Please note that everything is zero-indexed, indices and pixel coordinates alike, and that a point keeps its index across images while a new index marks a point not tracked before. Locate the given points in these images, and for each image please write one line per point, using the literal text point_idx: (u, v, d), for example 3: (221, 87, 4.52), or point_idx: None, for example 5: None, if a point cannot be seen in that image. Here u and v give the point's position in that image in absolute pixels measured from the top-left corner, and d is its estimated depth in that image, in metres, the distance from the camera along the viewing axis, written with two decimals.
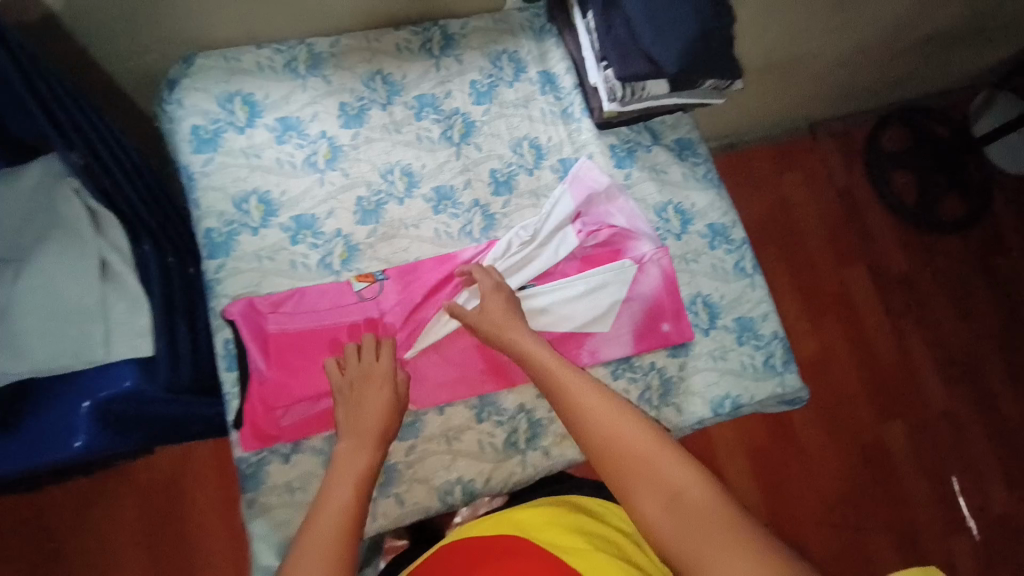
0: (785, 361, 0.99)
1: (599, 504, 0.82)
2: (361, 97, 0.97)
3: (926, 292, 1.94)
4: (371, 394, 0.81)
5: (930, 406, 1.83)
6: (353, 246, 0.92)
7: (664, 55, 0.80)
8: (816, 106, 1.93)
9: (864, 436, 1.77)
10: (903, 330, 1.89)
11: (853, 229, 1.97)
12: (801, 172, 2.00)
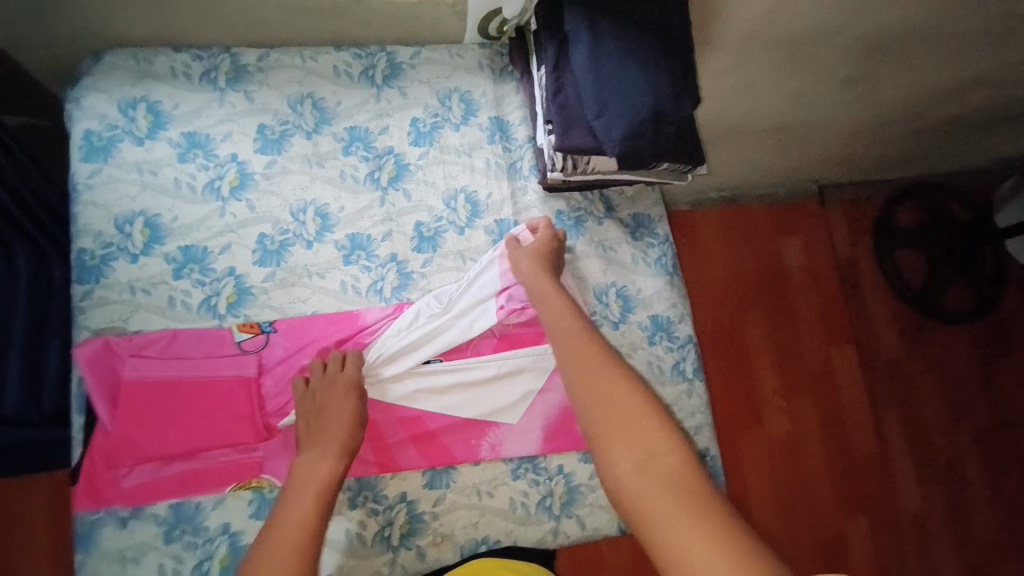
0: (710, 483, 0.90)
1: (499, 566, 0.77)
2: (285, 121, 0.87)
3: (914, 382, 1.55)
4: (336, 402, 0.74)
5: (901, 509, 1.44)
6: (245, 288, 0.81)
7: (610, 134, 0.72)
8: (831, 167, 1.47)
9: (827, 530, 1.36)
10: (880, 415, 1.50)
11: (847, 307, 1.54)
12: (801, 236, 1.53)
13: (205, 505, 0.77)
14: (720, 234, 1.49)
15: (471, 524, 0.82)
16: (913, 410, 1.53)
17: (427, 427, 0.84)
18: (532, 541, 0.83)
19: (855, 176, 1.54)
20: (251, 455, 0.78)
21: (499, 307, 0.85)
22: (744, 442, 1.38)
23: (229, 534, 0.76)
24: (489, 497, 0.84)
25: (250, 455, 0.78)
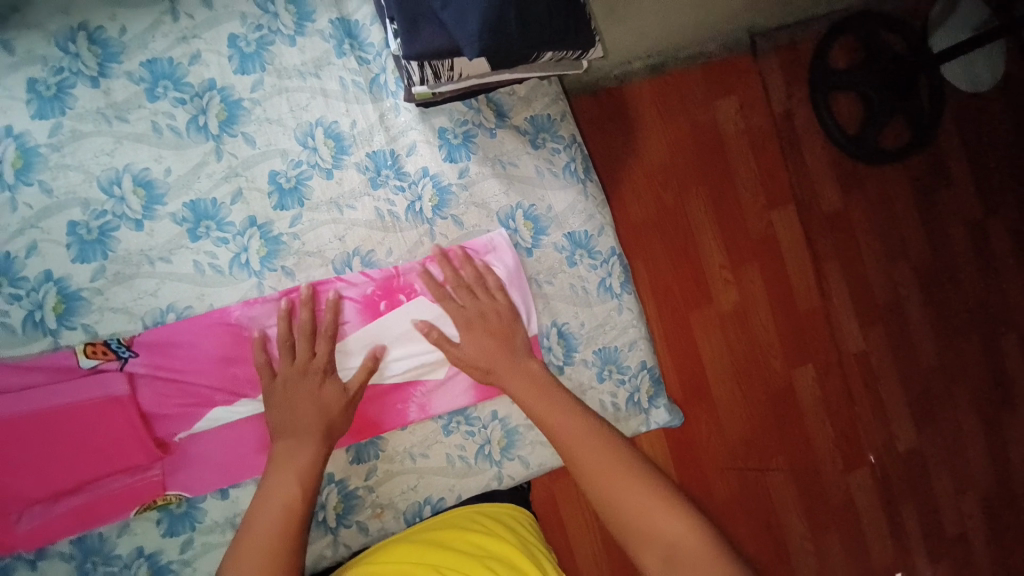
0: (652, 395, 0.85)
1: (484, 517, 0.70)
2: (59, 69, 0.67)
3: (857, 229, 1.51)
4: (309, 402, 0.67)
5: (845, 348, 1.48)
6: (72, 294, 0.67)
7: (462, 26, 0.57)
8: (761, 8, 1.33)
9: (774, 384, 1.41)
10: (828, 271, 1.48)
11: (789, 160, 1.46)
12: (738, 98, 1.42)
13: (109, 534, 0.68)
14: (657, 112, 1.36)
15: (410, 488, 0.78)
16: (855, 255, 1.51)
17: None
18: (475, 491, 0.80)
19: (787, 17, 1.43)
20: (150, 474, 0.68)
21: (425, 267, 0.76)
22: (694, 321, 1.37)
23: (146, 557, 0.68)
24: (422, 459, 0.78)
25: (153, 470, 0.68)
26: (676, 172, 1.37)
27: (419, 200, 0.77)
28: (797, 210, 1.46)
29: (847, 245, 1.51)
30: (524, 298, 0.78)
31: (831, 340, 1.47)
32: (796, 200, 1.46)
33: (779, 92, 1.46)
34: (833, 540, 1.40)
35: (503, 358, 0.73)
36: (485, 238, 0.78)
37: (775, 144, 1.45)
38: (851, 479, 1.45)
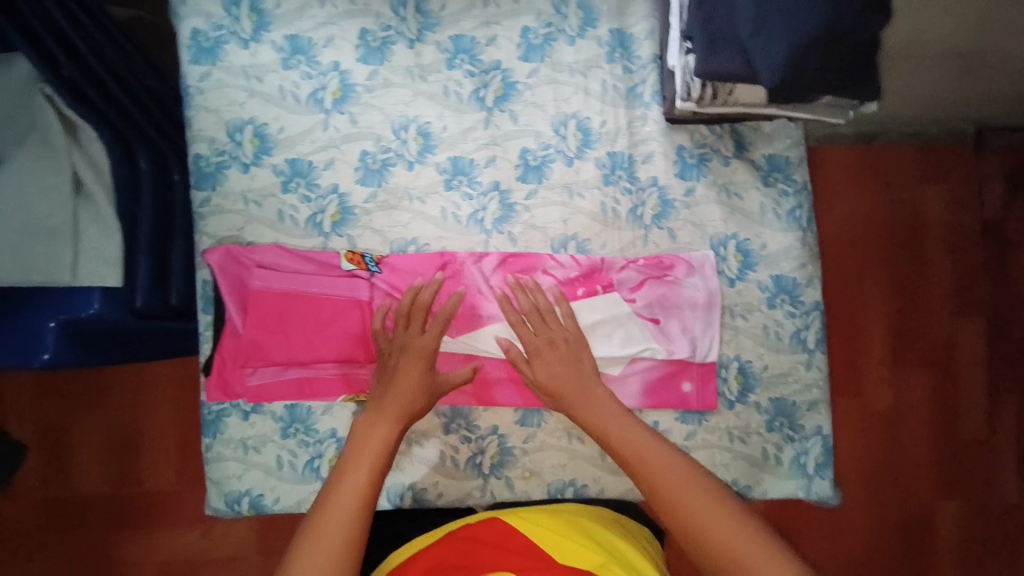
0: (820, 465, 0.81)
1: (618, 526, 0.75)
2: (387, 27, 0.80)
3: None
4: (402, 379, 0.72)
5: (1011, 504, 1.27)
6: (348, 208, 0.81)
7: (766, 60, 0.60)
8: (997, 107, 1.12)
9: (909, 512, 1.26)
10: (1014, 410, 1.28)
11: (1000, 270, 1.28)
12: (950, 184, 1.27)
13: (316, 410, 0.81)
14: (851, 182, 1.29)
15: (560, 465, 0.82)
16: None
17: None
18: (618, 491, 0.82)
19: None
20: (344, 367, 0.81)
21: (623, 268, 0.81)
22: (841, 405, 1.28)
23: (336, 439, 0.81)
24: (579, 443, 0.82)
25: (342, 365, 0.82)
26: (861, 245, 1.29)
27: (642, 206, 0.81)
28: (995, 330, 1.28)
29: None
30: (712, 326, 0.80)
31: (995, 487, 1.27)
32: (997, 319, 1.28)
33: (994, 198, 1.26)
34: None
35: (574, 386, 0.73)
36: (692, 255, 0.80)
37: (985, 250, 1.28)
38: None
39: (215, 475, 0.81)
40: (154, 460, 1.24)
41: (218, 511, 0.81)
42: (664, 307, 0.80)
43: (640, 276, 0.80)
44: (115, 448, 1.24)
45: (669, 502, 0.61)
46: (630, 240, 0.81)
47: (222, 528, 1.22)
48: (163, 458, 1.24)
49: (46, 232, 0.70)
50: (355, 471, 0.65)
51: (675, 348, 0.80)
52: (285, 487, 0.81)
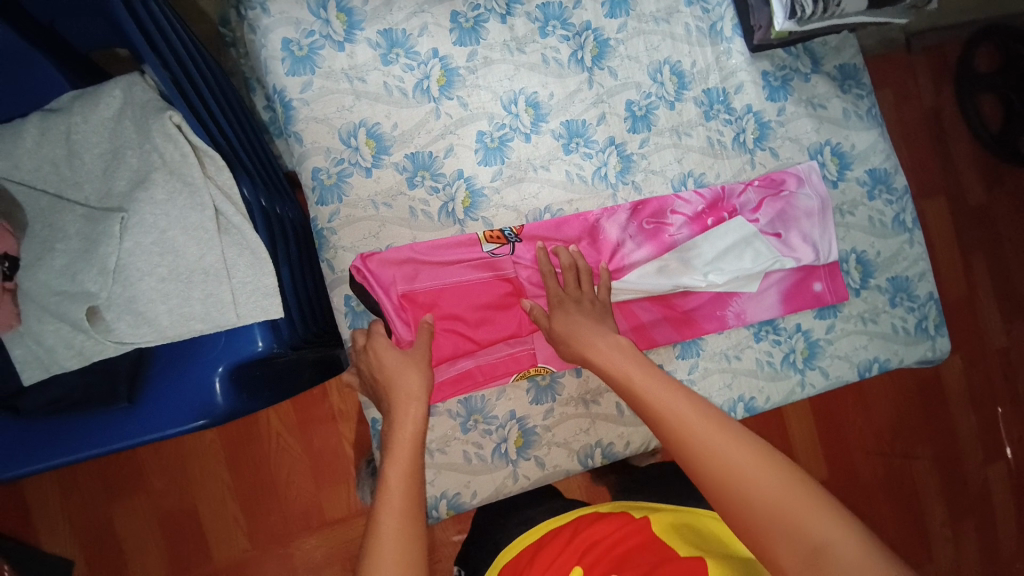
0: (938, 324, 0.90)
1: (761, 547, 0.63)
2: (477, 6, 0.81)
3: (1004, 225, 1.64)
4: (397, 366, 0.68)
5: (988, 339, 1.60)
6: (476, 191, 0.80)
7: None
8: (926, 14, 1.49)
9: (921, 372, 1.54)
10: (972, 263, 1.62)
11: (938, 154, 1.63)
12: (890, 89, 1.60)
13: (490, 397, 0.80)
14: None
15: (726, 385, 0.84)
16: (1003, 253, 1.63)
17: (681, 308, 0.84)
18: (782, 396, 0.85)
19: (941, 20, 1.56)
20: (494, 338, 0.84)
21: (739, 194, 0.86)
22: None
23: (517, 419, 0.80)
24: (738, 360, 0.85)
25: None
26: None
27: (743, 133, 0.87)
28: (949, 204, 1.62)
29: (996, 239, 1.64)
30: (828, 228, 0.87)
31: (973, 328, 1.60)
32: (947, 194, 1.62)
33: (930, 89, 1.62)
34: (970, 528, 1.52)
35: (590, 334, 0.70)
36: (795, 168, 0.87)
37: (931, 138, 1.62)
38: (986, 463, 1.56)
39: None
40: (219, 528, 1.16)
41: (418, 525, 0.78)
42: (784, 220, 0.86)
43: (758, 196, 0.86)
44: (171, 530, 1.15)
45: (683, 441, 0.57)
46: (743, 168, 0.87)
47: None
48: (230, 526, 1.16)
49: (202, 274, 0.64)
50: (401, 442, 0.61)
51: (801, 255, 0.86)
52: (480, 479, 0.78)
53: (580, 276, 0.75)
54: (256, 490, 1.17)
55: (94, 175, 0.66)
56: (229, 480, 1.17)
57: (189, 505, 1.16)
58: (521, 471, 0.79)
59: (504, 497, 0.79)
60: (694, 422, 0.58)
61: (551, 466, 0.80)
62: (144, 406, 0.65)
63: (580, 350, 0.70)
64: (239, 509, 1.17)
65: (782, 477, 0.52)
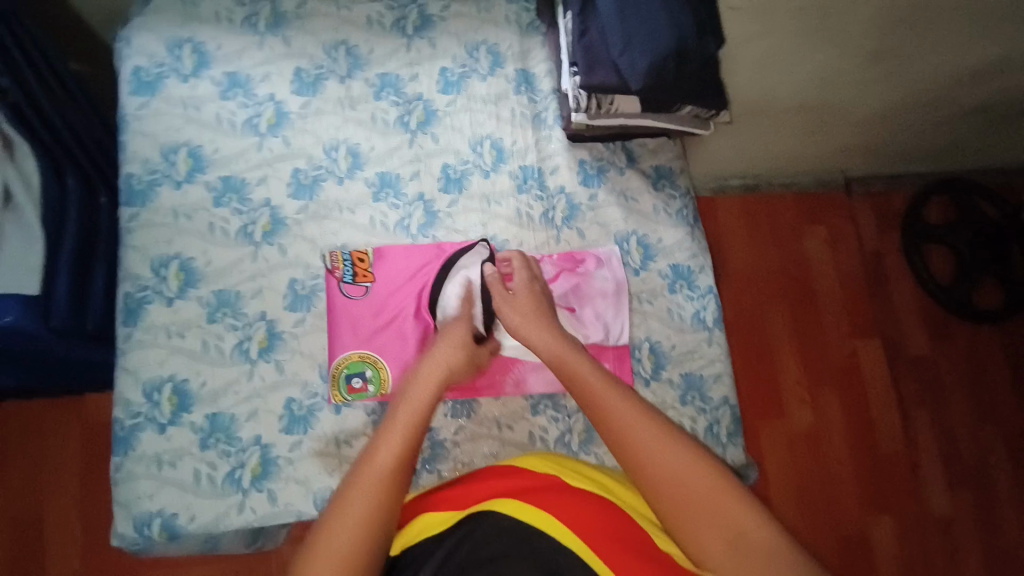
0: (731, 433, 0.88)
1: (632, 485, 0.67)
2: (320, 66, 0.91)
3: (948, 383, 1.63)
4: (449, 353, 0.75)
5: (928, 509, 1.51)
6: (279, 219, 0.85)
7: (633, 69, 0.75)
8: (855, 159, 1.61)
9: (848, 530, 1.47)
10: (911, 417, 1.58)
11: (878, 301, 1.65)
12: (826, 227, 1.68)
13: (239, 415, 0.79)
14: (742, 223, 1.64)
15: (491, 454, 0.83)
16: (945, 414, 1.60)
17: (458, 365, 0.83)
18: None
19: (882, 169, 1.67)
20: (371, 359, 0.82)
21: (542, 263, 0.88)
22: (763, 431, 1.53)
23: (261, 445, 0.78)
24: (509, 430, 0.84)
25: (367, 358, 0.82)
26: (774, 286, 1.61)
27: (553, 210, 0.92)
28: (884, 347, 1.62)
29: (935, 398, 1.61)
30: (621, 311, 0.88)
31: (913, 492, 1.52)
32: (883, 337, 1.63)
33: (870, 232, 1.70)
34: None
35: (542, 322, 0.76)
36: (599, 249, 0.90)
37: (863, 285, 1.65)
38: None
39: (123, 496, 0.75)
40: (47, 534, 1.19)
41: (126, 539, 0.75)
42: (579, 296, 0.88)
43: (555, 269, 0.88)
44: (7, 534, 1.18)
45: (606, 425, 0.63)
46: (547, 242, 0.91)
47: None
48: (58, 535, 1.19)
49: None
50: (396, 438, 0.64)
51: (590, 333, 0.87)
52: (203, 503, 0.76)
53: (541, 291, 0.81)
54: (97, 505, 1.22)
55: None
56: (75, 488, 1.22)
57: (29, 503, 1.20)
58: (249, 503, 0.76)
59: (223, 529, 0.75)
60: (616, 407, 0.63)
61: (281, 504, 0.77)
62: None
63: (530, 332, 0.76)
64: (74, 520, 1.20)
65: (699, 467, 0.57)
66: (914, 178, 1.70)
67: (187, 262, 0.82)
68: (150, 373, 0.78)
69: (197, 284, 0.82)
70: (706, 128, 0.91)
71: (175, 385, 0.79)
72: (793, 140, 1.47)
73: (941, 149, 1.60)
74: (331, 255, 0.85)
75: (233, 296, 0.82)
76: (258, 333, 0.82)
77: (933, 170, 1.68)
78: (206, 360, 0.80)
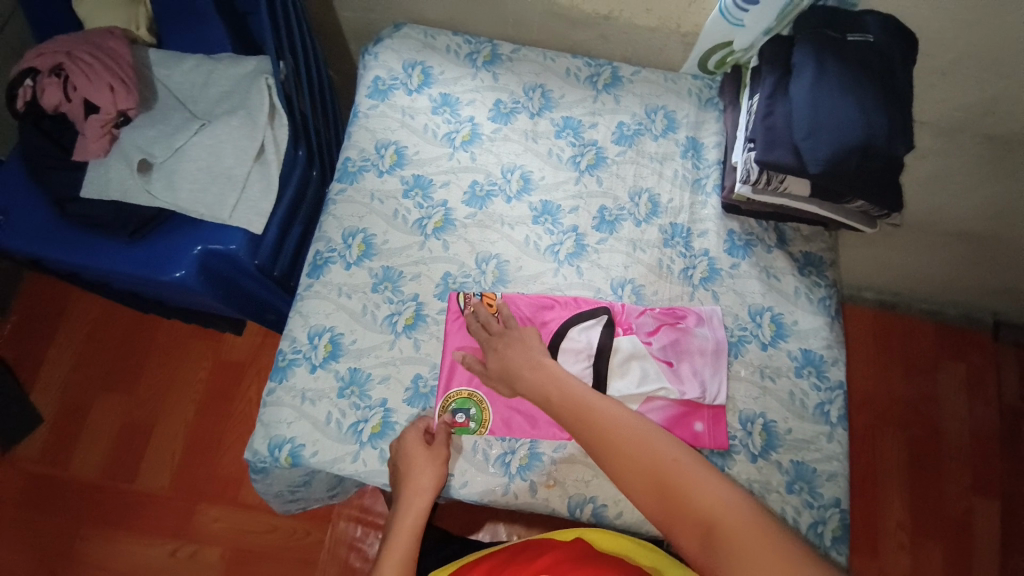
0: (837, 537, 0.84)
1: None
2: (517, 102, 1.04)
3: None
4: (429, 473, 0.80)
5: None
6: (450, 219, 0.97)
7: (814, 155, 0.79)
8: (1018, 302, 1.50)
9: None
10: None
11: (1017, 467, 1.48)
12: (968, 366, 1.55)
13: (375, 378, 0.89)
14: (872, 331, 1.57)
15: (584, 481, 0.85)
16: None
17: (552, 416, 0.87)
18: (636, 518, 0.84)
19: None
20: (475, 397, 0.88)
21: (642, 324, 0.90)
22: (850, 565, 1.38)
23: (385, 409, 0.87)
24: None
25: (474, 396, 0.88)
26: (892, 409, 1.50)
27: (693, 269, 0.96)
28: (1016, 518, 1.44)
29: None
30: (719, 372, 0.89)
31: None
32: (1018, 506, 1.45)
33: (1020, 387, 1.55)
34: None
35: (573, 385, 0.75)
36: (704, 308, 0.93)
37: (1003, 437, 1.49)
38: None
39: (266, 417, 0.87)
40: (157, 454, 1.37)
41: (256, 454, 0.85)
42: (677, 351, 0.89)
43: (655, 322, 0.91)
44: (125, 436, 1.38)
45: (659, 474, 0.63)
46: (681, 295, 0.94)
47: (191, 549, 1.30)
48: (166, 457, 1.37)
49: (224, 178, 0.88)
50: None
51: (686, 389, 0.86)
52: (327, 442, 0.85)
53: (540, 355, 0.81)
54: (203, 444, 1.38)
55: (211, 101, 0.92)
56: (190, 421, 1.40)
57: (153, 418, 1.40)
58: (363, 455, 0.85)
59: (336, 471, 0.84)
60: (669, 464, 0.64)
61: (390, 466, 0.84)
62: (141, 246, 0.88)
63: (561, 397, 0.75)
64: (182, 449, 1.37)
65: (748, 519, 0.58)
66: None
67: (370, 237, 0.95)
68: (317, 321, 0.91)
69: (373, 258, 0.94)
70: (871, 226, 0.92)
71: (332, 335, 0.90)
72: (954, 270, 1.40)
73: None
74: (465, 297, 0.91)
75: (396, 275, 0.94)
76: (408, 312, 0.92)
77: None
78: (362, 322, 0.91)
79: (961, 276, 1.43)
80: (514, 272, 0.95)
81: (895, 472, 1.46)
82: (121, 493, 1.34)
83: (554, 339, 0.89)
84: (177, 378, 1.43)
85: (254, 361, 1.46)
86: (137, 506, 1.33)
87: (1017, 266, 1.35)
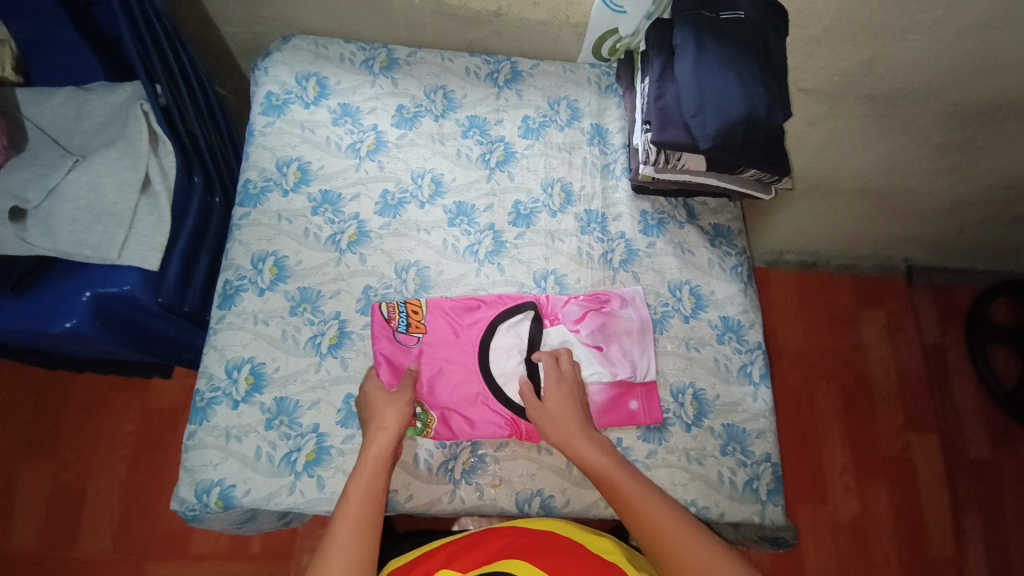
0: (771, 490, 0.88)
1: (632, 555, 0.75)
2: (419, 105, 1.03)
3: (1003, 488, 1.54)
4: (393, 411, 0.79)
5: None
6: (364, 231, 0.95)
7: (705, 130, 0.81)
8: (918, 247, 1.62)
9: None
10: (963, 517, 1.50)
11: (937, 399, 1.60)
12: (886, 312, 1.65)
13: (303, 404, 0.85)
14: (795, 291, 1.65)
15: (529, 475, 0.85)
16: (997, 515, 1.51)
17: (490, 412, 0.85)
18: (584, 504, 0.85)
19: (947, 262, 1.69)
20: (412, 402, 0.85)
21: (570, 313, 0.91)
22: (803, 514, 1.45)
23: (317, 434, 0.84)
24: (548, 453, 0.86)
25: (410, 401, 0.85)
26: (822, 362, 1.59)
27: (612, 252, 0.98)
28: (940, 446, 1.55)
29: (990, 500, 1.53)
30: (647, 349, 0.90)
31: None
32: (940, 435, 1.56)
33: (931, 325, 1.67)
34: None
35: (573, 419, 0.79)
36: (626, 291, 0.94)
37: (922, 372, 1.61)
38: None
39: (190, 462, 0.82)
40: (91, 516, 1.28)
41: (183, 503, 0.80)
42: (605, 334, 0.90)
43: (581, 309, 0.91)
44: (52, 502, 1.28)
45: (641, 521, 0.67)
46: (604, 280, 0.96)
47: None
48: (102, 517, 1.28)
49: (109, 215, 0.83)
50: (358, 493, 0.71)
51: (618, 370, 0.88)
52: (258, 478, 0.81)
53: (574, 395, 0.83)
54: (143, 497, 1.30)
55: (86, 134, 0.86)
56: (125, 475, 1.31)
57: (79, 479, 1.30)
58: (299, 486, 0.81)
59: (272, 508, 0.81)
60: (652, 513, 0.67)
61: (327, 492, 0.81)
62: (25, 299, 0.82)
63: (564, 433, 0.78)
64: (121, 504, 1.29)
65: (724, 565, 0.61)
66: (972, 275, 1.72)
67: (281, 259, 0.92)
68: (234, 353, 0.87)
69: (286, 280, 0.91)
70: (768, 193, 0.97)
71: (252, 365, 0.86)
72: (858, 225, 1.50)
73: (1002, 249, 1.62)
74: (389, 306, 0.89)
75: (314, 295, 0.91)
76: (330, 331, 0.89)
77: (991, 270, 1.71)
78: (282, 348, 0.88)
79: (866, 229, 1.53)
80: (436, 276, 0.94)
81: (833, 420, 1.54)
82: (55, 563, 1.24)
83: (486, 335, 0.88)
84: (104, 431, 1.33)
85: (184, 404, 1.37)
86: (77, 574, 1.24)
87: (912, 214, 1.46)
